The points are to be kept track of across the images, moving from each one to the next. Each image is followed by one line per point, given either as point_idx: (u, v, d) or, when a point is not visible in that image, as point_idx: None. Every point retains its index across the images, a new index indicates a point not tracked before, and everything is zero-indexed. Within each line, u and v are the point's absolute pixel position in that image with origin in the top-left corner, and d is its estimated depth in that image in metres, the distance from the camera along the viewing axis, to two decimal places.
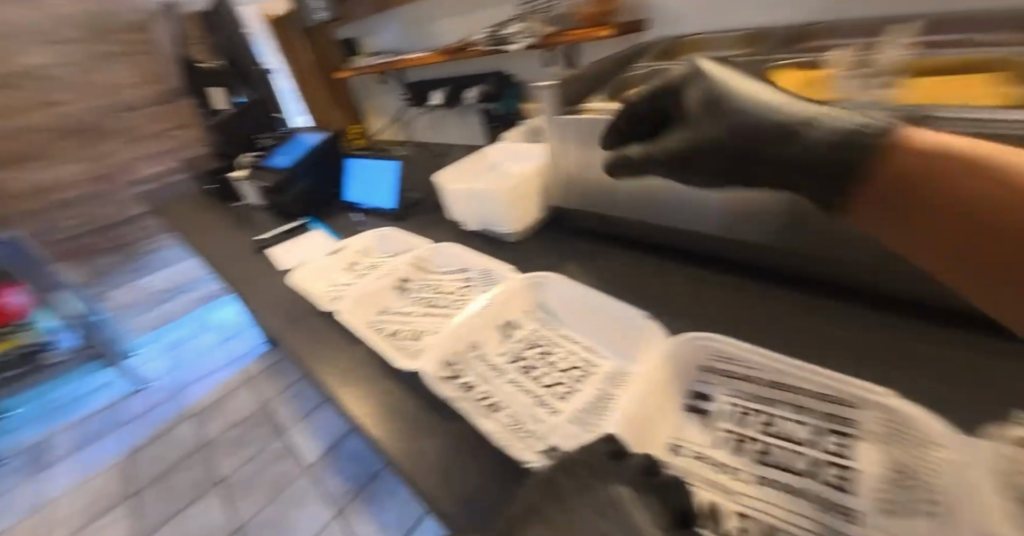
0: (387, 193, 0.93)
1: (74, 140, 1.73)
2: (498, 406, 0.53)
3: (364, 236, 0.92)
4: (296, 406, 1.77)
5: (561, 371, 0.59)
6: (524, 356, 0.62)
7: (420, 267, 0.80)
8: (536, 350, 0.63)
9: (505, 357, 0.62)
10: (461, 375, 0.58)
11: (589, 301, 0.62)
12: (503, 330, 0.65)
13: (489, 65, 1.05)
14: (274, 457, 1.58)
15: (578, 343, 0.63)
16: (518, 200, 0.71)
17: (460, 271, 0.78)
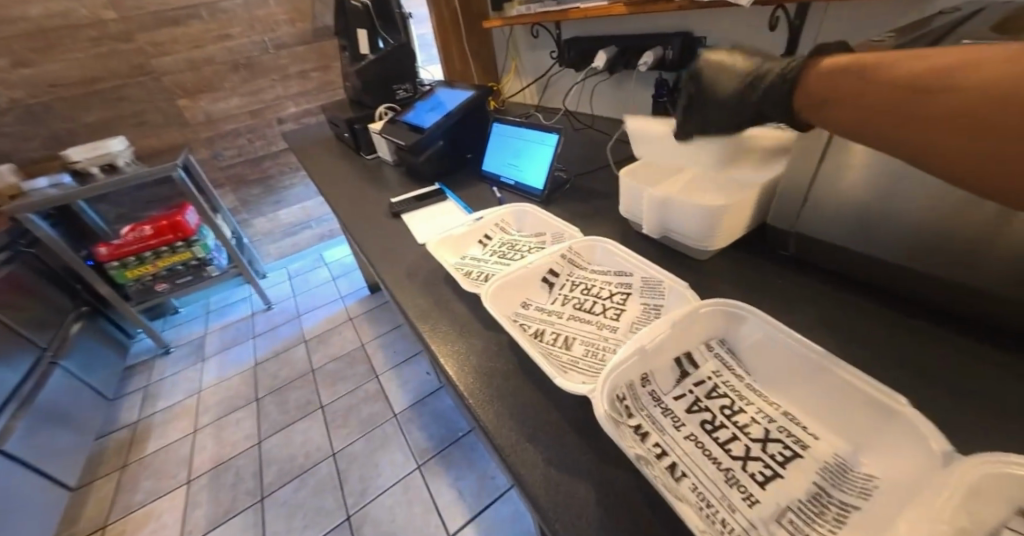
0: (536, 170, 0.81)
1: (241, 75, 1.87)
2: (681, 473, 0.33)
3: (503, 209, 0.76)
4: (392, 354, 1.85)
5: (754, 444, 0.36)
6: (704, 403, 0.39)
7: (570, 258, 0.59)
8: (720, 400, 0.39)
9: (681, 403, 0.39)
10: (635, 422, 0.36)
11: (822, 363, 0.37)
12: (677, 363, 0.41)
13: (677, 25, 0.86)
14: (370, 397, 1.67)
15: (775, 403, 0.39)
16: (730, 219, 0.53)
17: (614, 273, 0.57)
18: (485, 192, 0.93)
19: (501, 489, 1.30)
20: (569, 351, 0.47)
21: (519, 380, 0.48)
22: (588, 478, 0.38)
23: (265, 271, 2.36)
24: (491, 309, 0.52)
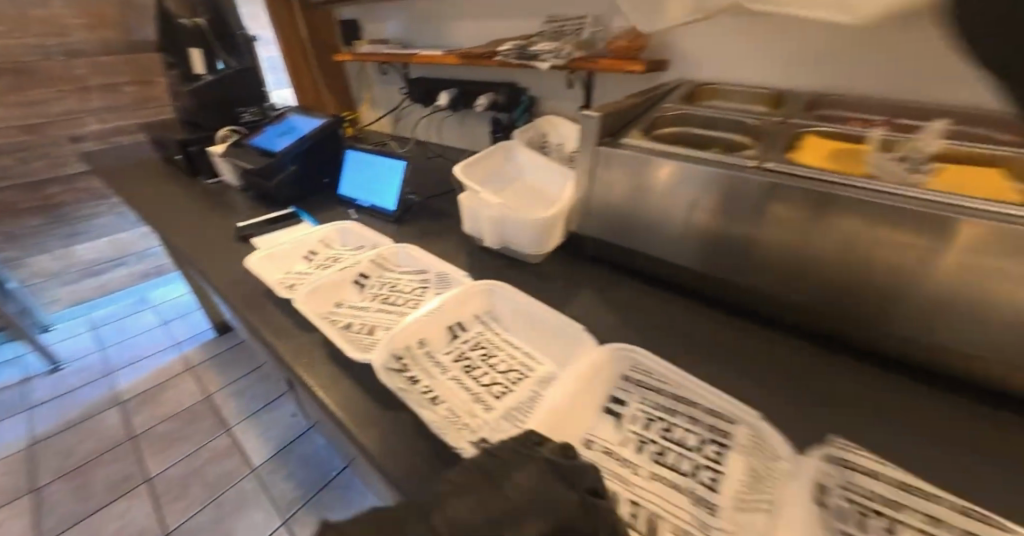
0: (389, 194, 0.89)
1: (6, 81, 1.50)
2: (439, 402, 0.43)
3: (329, 229, 0.80)
4: (247, 402, 1.62)
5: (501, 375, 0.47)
6: (468, 354, 0.50)
7: (380, 262, 0.66)
8: (482, 351, 0.50)
9: (450, 357, 0.49)
10: (411, 373, 0.46)
11: (545, 312, 0.50)
12: (451, 331, 0.52)
13: (503, 76, 1.03)
14: (218, 453, 1.43)
15: (523, 348, 0.51)
16: (551, 225, 0.67)
17: (417, 271, 0.65)
18: (336, 215, 0.95)
19: None
20: (371, 336, 0.54)
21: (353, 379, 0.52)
22: None
23: (49, 322, 1.89)
24: (302, 311, 0.57)
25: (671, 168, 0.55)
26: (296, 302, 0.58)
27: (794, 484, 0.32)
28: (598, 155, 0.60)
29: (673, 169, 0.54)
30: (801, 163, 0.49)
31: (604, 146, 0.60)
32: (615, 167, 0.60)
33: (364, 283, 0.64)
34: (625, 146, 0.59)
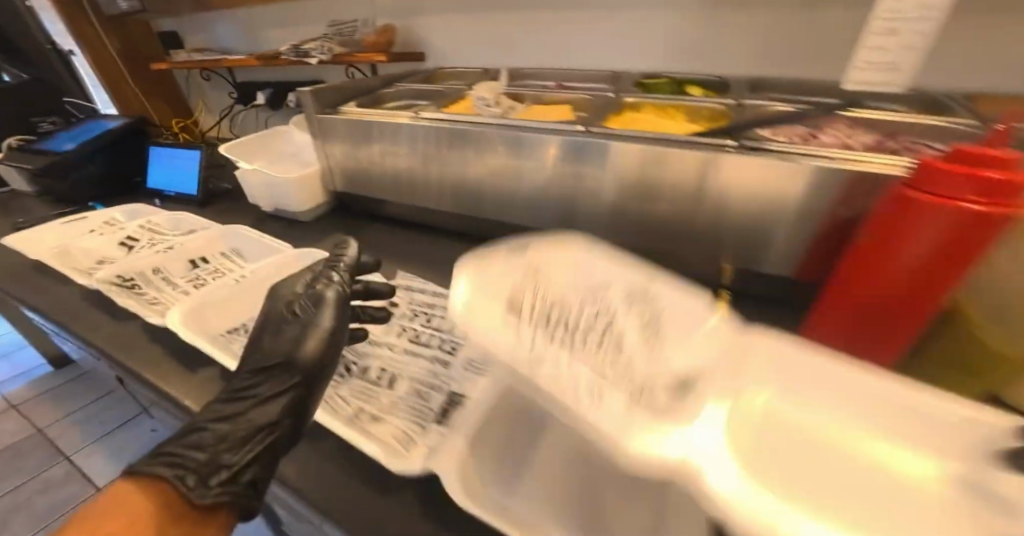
0: (187, 179, 0.95)
1: None
2: (156, 303, 0.55)
3: (108, 212, 0.79)
4: (94, 427, 1.48)
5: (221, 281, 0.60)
6: (200, 276, 0.62)
7: (150, 229, 0.73)
8: (216, 273, 0.64)
9: (184, 279, 0.61)
10: (135, 287, 0.57)
11: (265, 241, 0.66)
12: (193, 263, 0.64)
13: (310, 74, 1.15)
14: (54, 485, 1.32)
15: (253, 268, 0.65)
16: (314, 179, 0.82)
17: (188, 230, 0.73)
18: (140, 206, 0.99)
19: None
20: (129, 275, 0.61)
21: (88, 309, 0.59)
22: (112, 348, 0.52)
23: None
24: (64, 268, 0.60)
25: (373, 129, 0.72)
26: (57, 264, 0.62)
27: (370, 305, 0.51)
28: (320, 124, 0.76)
29: (367, 124, 0.72)
30: (443, 112, 0.70)
31: (324, 115, 0.76)
32: (338, 133, 0.76)
33: (135, 244, 0.69)
34: (341, 113, 0.75)
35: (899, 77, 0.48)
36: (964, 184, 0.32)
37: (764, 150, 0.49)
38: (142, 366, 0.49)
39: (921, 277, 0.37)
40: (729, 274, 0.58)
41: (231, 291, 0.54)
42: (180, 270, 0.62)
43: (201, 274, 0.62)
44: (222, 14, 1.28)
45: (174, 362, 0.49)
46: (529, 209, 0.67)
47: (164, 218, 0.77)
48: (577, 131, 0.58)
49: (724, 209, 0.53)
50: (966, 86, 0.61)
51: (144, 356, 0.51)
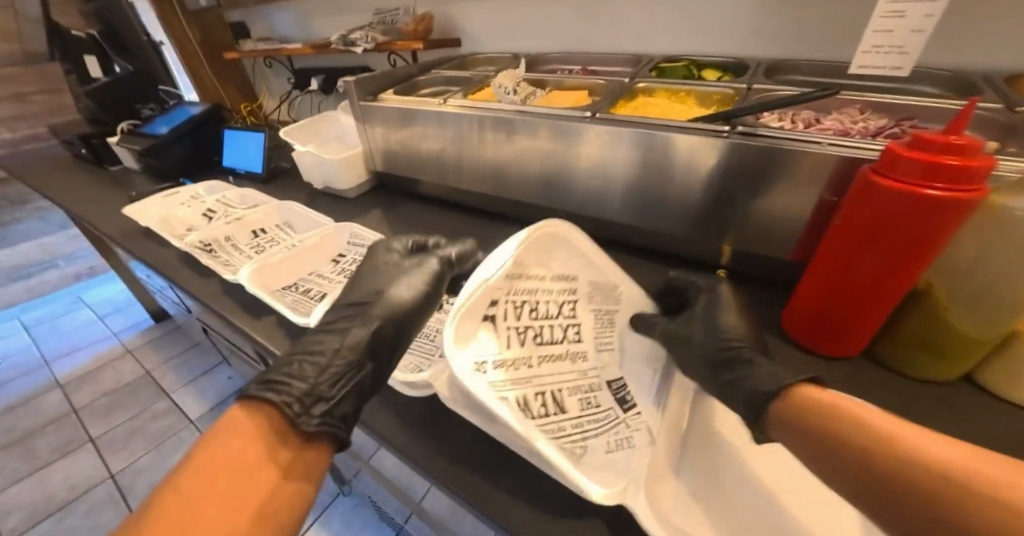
0: (255, 159, 1.09)
1: None
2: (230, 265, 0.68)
3: (193, 188, 0.93)
4: (186, 371, 1.75)
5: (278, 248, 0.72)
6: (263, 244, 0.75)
7: (223, 202, 0.87)
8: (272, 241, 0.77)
9: (251, 247, 0.74)
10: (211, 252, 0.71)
11: (315, 216, 0.78)
12: (254, 233, 0.78)
13: (359, 60, 1.25)
14: (156, 414, 1.59)
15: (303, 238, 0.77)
16: (358, 159, 0.92)
17: (253, 204, 0.86)
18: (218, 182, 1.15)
19: None
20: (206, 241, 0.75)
21: (183, 267, 0.73)
22: (202, 298, 0.66)
23: None
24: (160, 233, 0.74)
25: (404, 116, 0.81)
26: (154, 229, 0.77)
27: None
28: (363, 110, 0.85)
29: (403, 111, 0.80)
30: (469, 98, 0.77)
31: (366, 103, 0.85)
32: (376, 119, 0.85)
33: (212, 215, 0.83)
34: (381, 101, 0.84)
35: (903, 61, 0.47)
36: (927, 169, 0.35)
37: (755, 139, 0.52)
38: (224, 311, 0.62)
39: (889, 264, 0.40)
40: (726, 255, 0.61)
41: (287, 256, 0.66)
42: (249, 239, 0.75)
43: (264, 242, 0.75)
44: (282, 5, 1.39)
45: (248, 311, 0.62)
46: (543, 190, 0.73)
47: (234, 193, 0.91)
48: (586, 118, 0.63)
49: (717, 192, 0.57)
50: (1001, 66, 0.58)
51: (225, 304, 0.64)
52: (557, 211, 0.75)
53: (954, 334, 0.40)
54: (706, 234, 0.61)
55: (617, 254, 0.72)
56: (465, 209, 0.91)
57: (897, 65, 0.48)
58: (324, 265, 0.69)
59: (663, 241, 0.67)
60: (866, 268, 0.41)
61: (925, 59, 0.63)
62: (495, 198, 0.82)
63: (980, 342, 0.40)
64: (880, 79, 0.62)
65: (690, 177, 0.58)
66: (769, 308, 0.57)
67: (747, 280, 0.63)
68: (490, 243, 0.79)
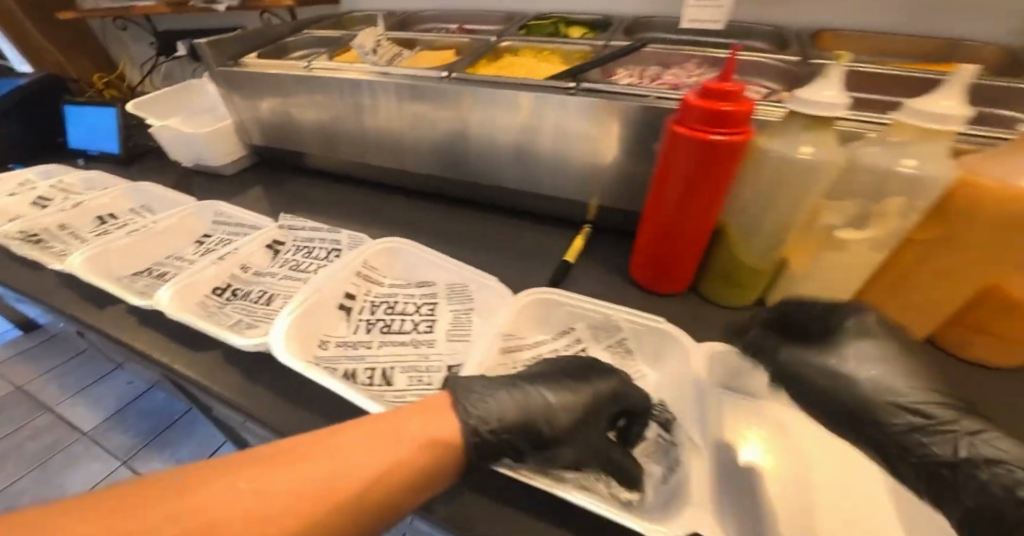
0: (109, 137, 0.96)
1: None
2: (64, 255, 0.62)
3: (23, 174, 0.83)
4: (72, 383, 1.57)
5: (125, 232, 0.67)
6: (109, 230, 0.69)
7: (60, 188, 0.78)
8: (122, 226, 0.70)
9: (94, 234, 0.68)
10: (40, 243, 0.64)
11: (172, 195, 0.73)
12: (100, 218, 0.71)
13: (228, 22, 1.12)
14: (41, 433, 1.42)
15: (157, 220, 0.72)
16: (229, 131, 0.85)
17: (98, 188, 0.79)
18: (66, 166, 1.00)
19: (219, 444, 1.38)
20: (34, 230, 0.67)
21: (14, 263, 0.64)
22: (38, 295, 0.59)
23: None
24: None
25: (269, 82, 0.75)
26: None
27: (255, 242, 0.58)
28: (224, 77, 0.78)
29: (268, 76, 0.75)
30: (338, 60, 0.73)
31: (226, 68, 0.77)
32: (239, 86, 0.78)
33: (45, 205, 0.75)
34: (244, 66, 0.77)
35: (719, 14, 0.52)
36: (713, 117, 0.40)
37: (600, 93, 0.54)
38: (66, 308, 0.56)
39: (694, 191, 0.44)
40: (592, 209, 0.65)
41: (134, 239, 0.61)
42: (92, 226, 0.69)
43: (110, 228, 0.69)
44: None
45: (93, 304, 0.57)
46: (422, 155, 0.72)
47: (74, 179, 0.81)
48: (444, 78, 0.63)
49: (575, 150, 0.59)
50: (804, 24, 0.66)
51: (66, 299, 0.58)
52: (439, 174, 0.74)
53: (744, 264, 0.47)
54: (571, 191, 0.64)
55: (501, 216, 0.74)
56: (353, 181, 0.88)
57: (714, 19, 0.53)
58: (184, 246, 0.65)
59: (538, 201, 0.70)
60: (679, 199, 0.46)
61: (754, 16, 0.69)
62: (380, 167, 0.80)
63: (762, 269, 0.47)
64: (718, 35, 0.67)
65: (551, 137, 0.60)
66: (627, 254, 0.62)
67: (613, 232, 0.67)
68: (377, 213, 0.78)
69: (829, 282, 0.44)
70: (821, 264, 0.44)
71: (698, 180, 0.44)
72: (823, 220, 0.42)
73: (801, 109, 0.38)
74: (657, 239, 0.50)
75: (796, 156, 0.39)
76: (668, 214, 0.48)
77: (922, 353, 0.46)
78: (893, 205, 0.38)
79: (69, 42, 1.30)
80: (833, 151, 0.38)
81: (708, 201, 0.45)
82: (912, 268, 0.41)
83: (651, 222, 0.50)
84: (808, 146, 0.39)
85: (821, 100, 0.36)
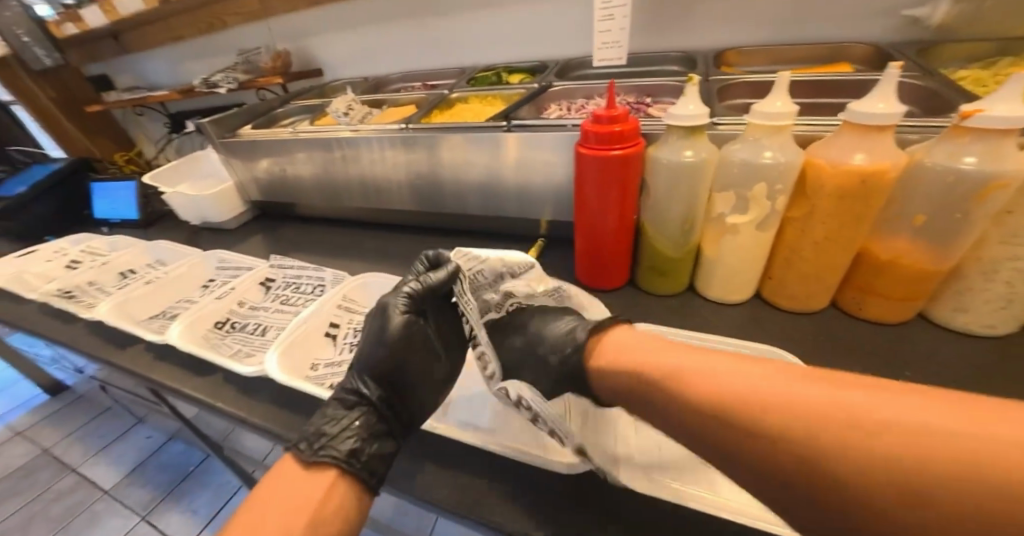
0: (129, 206, 1.09)
1: None
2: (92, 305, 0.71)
3: (56, 244, 0.95)
4: (95, 442, 1.64)
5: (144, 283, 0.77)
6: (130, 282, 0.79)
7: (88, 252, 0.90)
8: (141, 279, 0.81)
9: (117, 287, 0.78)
10: (73, 298, 0.74)
11: (183, 249, 0.84)
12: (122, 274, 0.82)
13: (230, 99, 1.28)
14: (67, 492, 1.48)
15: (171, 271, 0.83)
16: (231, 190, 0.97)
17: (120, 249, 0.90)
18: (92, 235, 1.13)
19: (234, 488, 1.43)
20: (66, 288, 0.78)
21: (50, 319, 0.74)
22: (69, 343, 0.68)
23: None
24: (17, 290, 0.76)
25: (262, 146, 0.88)
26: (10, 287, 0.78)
27: (251, 282, 0.67)
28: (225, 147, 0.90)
29: (261, 142, 0.87)
30: (319, 123, 0.85)
31: (227, 139, 0.90)
32: (237, 152, 0.91)
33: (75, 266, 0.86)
34: (240, 136, 0.90)
35: (621, 52, 0.63)
36: (606, 137, 0.49)
37: (532, 127, 0.64)
38: (93, 351, 0.65)
39: (607, 200, 0.53)
40: (546, 224, 0.74)
41: (150, 287, 0.70)
42: (115, 281, 0.79)
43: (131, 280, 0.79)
44: (145, 55, 1.40)
45: (114, 345, 0.66)
46: (396, 194, 0.83)
47: (99, 243, 0.93)
48: (402, 129, 0.74)
49: (520, 175, 0.69)
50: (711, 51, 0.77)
51: (93, 344, 0.67)
52: (413, 209, 0.84)
53: (663, 255, 0.54)
54: (524, 210, 0.73)
55: (468, 239, 0.83)
56: (341, 222, 0.99)
57: (619, 55, 0.63)
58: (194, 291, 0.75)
59: (500, 222, 0.78)
60: (597, 208, 0.54)
61: (669, 49, 0.80)
62: (362, 207, 0.90)
63: (678, 257, 0.54)
64: (638, 68, 0.78)
65: (499, 166, 0.69)
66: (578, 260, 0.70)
67: (565, 242, 0.75)
68: (362, 248, 0.88)
69: (734, 261, 0.51)
70: (723, 246, 0.51)
71: (608, 190, 0.52)
72: (716, 209, 0.50)
73: (674, 121, 0.46)
74: (589, 244, 0.58)
75: (679, 159, 0.48)
76: (592, 222, 0.56)
77: (823, 316, 0.52)
78: (760, 189, 0.45)
79: (94, 129, 1.47)
80: (706, 152, 0.47)
81: (620, 207, 0.53)
82: (795, 241, 0.48)
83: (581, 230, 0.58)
84: (688, 150, 0.47)
85: (686, 111, 0.45)
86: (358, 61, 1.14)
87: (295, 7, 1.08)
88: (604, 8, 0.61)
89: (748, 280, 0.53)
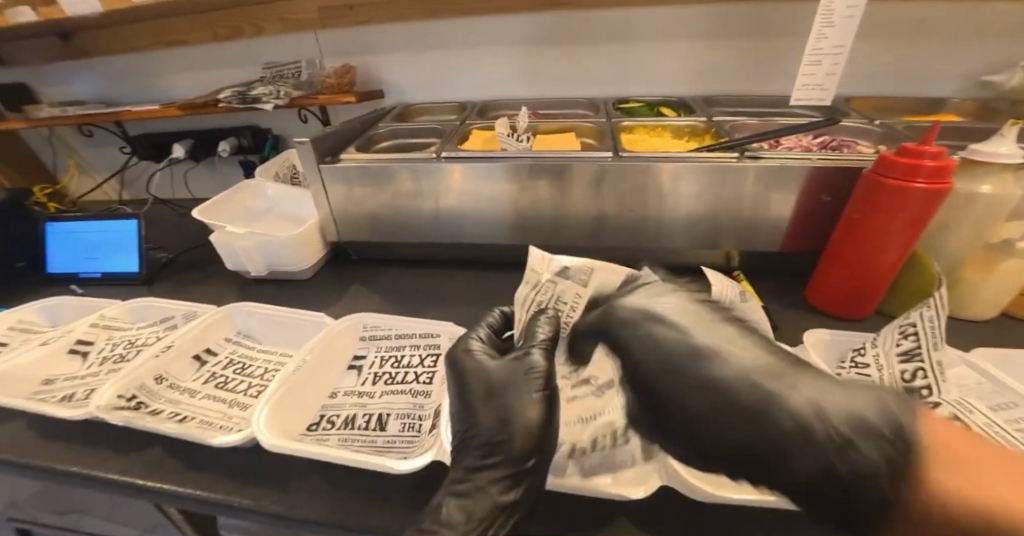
0: (125, 257, 0.80)
1: None
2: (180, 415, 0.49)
3: (18, 312, 0.71)
4: None
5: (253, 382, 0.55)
6: (212, 371, 0.56)
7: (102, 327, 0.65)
8: (233, 366, 0.58)
9: (198, 380, 0.55)
10: (141, 407, 0.49)
11: (290, 316, 0.62)
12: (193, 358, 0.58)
13: (245, 119, 1.03)
14: None
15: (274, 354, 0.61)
16: (313, 232, 0.76)
17: (160, 321, 0.67)
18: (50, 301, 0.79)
19: None
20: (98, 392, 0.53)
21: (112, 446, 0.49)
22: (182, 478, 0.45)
23: None
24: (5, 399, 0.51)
25: (380, 174, 0.70)
26: None
27: None
28: (322, 174, 0.71)
29: (381, 168, 0.69)
30: (463, 148, 0.73)
31: (325, 163, 0.71)
32: (339, 184, 0.71)
33: (86, 352, 0.62)
34: (344, 159, 0.72)
35: (823, 94, 0.65)
36: (920, 171, 0.48)
37: (763, 160, 0.62)
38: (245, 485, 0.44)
39: (908, 234, 0.52)
40: (736, 257, 0.71)
41: (297, 374, 0.49)
42: (190, 369, 0.56)
43: (216, 369, 0.56)
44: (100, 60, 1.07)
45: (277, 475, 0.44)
46: (558, 230, 0.72)
47: (112, 313, 0.68)
48: (611, 158, 0.66)
49: (729, 209, 0.66)
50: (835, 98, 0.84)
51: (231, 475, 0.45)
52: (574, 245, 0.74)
53: None
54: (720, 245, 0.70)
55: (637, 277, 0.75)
56: (453, 263, 0.83)
57: (820, 97, 0.66)
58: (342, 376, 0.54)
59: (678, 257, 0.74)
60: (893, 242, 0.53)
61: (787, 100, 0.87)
62: (500, 248, 0.77)
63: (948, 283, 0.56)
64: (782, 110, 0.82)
65: (707, 201, 0.66)
66: (784, 294, 0.68)
67: (754, 276, 0.73)
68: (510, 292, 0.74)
69: (1009, 282, 0.55)
70: (1000, 269, 0.54)
71: (904, 221, 0.51)
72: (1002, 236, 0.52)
73: (984, 159, 0.49)
74: (849, 276, 0.59)
75: (976, 192, 0.50)
76: (870, 255, 0.55)
77: None
78: None
79: None
80: (1009, 186, 0.49)
81: (913, 236, 0.52)
82: None
83: (847, 264, 0.58)
84: (986, 184, 0.49)
85: (1000, 152, 0.48)
86: (429, 83, 1.01)
87: (365, 20, 0.93)
88: (817, 51, 0.64)
89: (1006, 298, 0.57)
